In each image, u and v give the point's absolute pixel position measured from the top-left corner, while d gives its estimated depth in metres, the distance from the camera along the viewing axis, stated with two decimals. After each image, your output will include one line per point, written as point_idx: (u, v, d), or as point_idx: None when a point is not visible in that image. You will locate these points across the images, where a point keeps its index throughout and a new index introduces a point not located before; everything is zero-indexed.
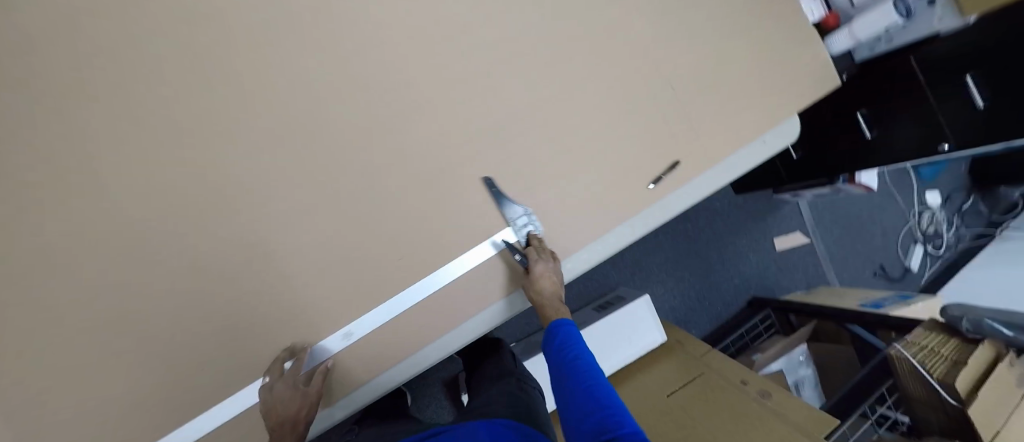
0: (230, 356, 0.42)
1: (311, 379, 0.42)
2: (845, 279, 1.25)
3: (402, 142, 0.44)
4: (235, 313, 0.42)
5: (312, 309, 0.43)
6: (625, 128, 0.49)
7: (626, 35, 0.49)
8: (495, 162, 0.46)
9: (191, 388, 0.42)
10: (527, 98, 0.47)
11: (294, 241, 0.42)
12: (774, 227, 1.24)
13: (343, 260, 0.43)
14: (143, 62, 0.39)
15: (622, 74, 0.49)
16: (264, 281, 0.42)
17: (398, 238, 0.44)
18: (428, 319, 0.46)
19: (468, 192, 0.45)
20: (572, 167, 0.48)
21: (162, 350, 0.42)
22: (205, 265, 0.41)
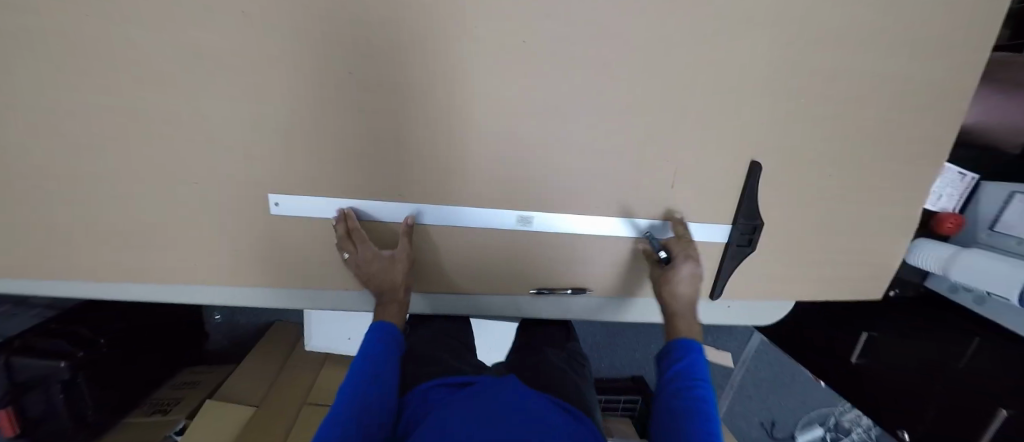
0: (322, 186, 0.59)
1: (352, 234, 0.60)
2: (733, 410, 1.43)
3: (487, 93, 0.54)
4: (314, 138, 0.56)
5: (400, 156, 0.57)
6: (685, 200, 0.62)
7: (680, 123, 0.57)
8: (572, 155, 0.58)
9: (301, 200, 0.60)
10: (590, 111, 0.56)
11: (397, 92, 0.53)
12: (715, 336, 1.41)
13: (472, 144, 0.57)
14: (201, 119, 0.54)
15: (678, 154, 0.59)
16: (343, 114, 0.54)
17: (515, 159, 0.58)
18: (571, 243, 0.65)
19: (562, 165, 0.59)
20: (636, 199, 0.61)
21: (259, 179, 0.58)
22: (284, 111, 0.54)
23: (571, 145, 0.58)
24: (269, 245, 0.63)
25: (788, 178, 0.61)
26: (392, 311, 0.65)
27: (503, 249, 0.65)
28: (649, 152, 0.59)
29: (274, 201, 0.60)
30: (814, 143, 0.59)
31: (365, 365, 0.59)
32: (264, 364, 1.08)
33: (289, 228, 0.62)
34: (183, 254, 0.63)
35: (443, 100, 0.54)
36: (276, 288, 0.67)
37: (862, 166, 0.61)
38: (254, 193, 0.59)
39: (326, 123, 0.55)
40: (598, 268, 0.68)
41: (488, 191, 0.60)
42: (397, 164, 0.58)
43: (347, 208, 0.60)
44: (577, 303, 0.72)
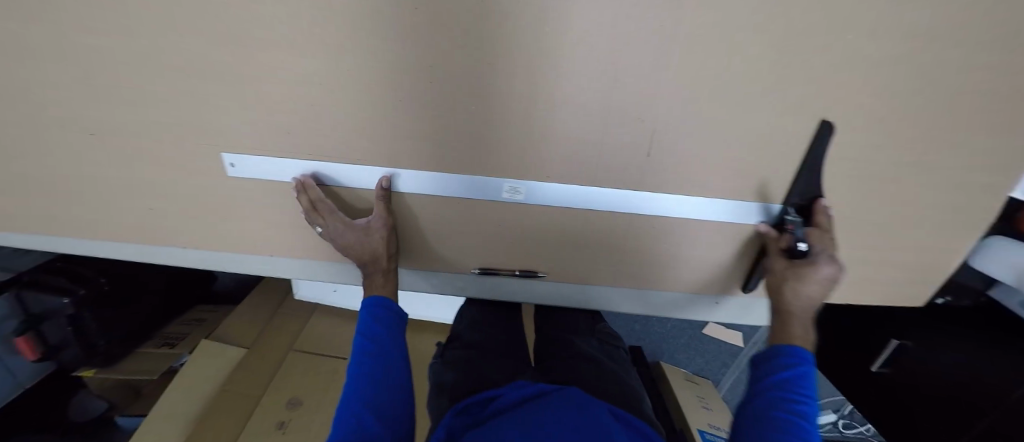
0: (195, 141, 0.48)
1: (315, 206, 0.49)
2: (737, 388, 1.29)
3: (358, 14, 0.37)
4: (161, 81, 0.43)
5: (273, 103, 0.43)
6: (664, 173, 0.45)
7: (656, 64, 0.38)
8: (499, 104, 0.41)
9: (178, 156, 0.49)
10: (515, 42, 0.37)
11: (239, 15, 0.38)
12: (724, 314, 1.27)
13: (359, 88, 0.41)
14: (24, 59, 0.43)
15: (655, 108, 0.40)
16: (183, 48, 0.41)
17: (423, 108, 0.42)
18: (573, 220, 0.49)
19: (488, 117, 0.42)
20: (593, 165, 0.45)
21: (121, 134, 0.48)
22: (110, 45, 0.41)
23: (508, 75, 0.39)
24: (167, 195, 0.53)
25: (840, 133, 0.41)
26: (379, 284, 0.55)
27: (477, 216, 0.51)
28: (628, 89, 0.39)
29: (229, 161, 0.49)
30: (900, 76, 0.37)
31: (367, 348, 0.51)
32: (258, 309, 1.12)
33: (179, 176, 0.51)
34: (83, 214, 0.57)
35: (304, 26, 0.38)
36: (191, 242, 0.59)
37: (968, 116, 0.39)
38: (123, 150, 0.49)
39: (167, 59, 0.41)
40: (644, 254, 0.52)
41: (399, 138, 0.45)
42: (276, 98, 0.43)
43: (303, 175, 0.49)
44: (603, 293, 0.56)
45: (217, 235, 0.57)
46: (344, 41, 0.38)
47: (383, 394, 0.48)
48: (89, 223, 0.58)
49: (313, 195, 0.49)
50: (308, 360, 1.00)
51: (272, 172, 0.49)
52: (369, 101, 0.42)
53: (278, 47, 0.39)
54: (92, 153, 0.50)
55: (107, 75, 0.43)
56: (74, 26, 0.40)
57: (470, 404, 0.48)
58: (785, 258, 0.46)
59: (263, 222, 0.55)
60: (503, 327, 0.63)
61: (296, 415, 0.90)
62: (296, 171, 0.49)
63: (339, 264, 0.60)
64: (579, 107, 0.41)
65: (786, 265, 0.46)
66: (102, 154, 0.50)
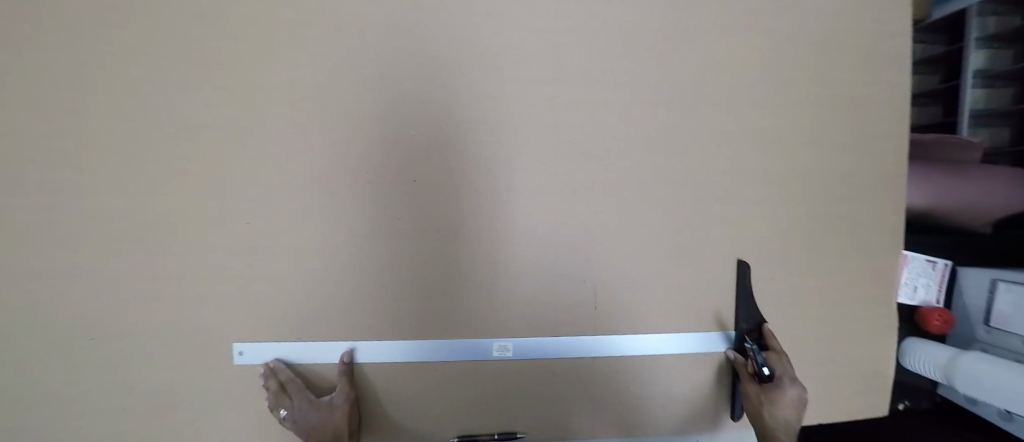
0: (193, 335, 0.53)
1: (282, 389, 0.51)
2: None
3: (358, 226, 0.51)
4: (182, 286, 0.52)
5: (277, 296, 0.52)
6: (610, 316, 0.53)
7: (580, 236, 0.52)
8: (466, 277, 0.52)
9: (170, 352, 0.53)
10: (475, 233, 0.52)
11: (267, 234, 0.51)
12: None
13: (352, 278, 0.52)
14: (61, 281, 0.51)
15: (589, 266, 0.52)
16: (212, 261, 0.51)
17: (404, 288, 0.52)
18: (543, 371, 0.54)
19: (458, 289, 0.52)
20: (550, 318, 0.52)
21: (120, 338, 0.52)
22: (149, 262, 0.51)
23: (478, 255, 0.52)
24: (144, 398, 0.53)
25: (741, 265, 0.53)
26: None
27: (453, 379, 0.53)
28: (569, 256, 0.52)
29: (238, 349, 0.53)
30: (747, 226, 0.53)
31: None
32: None
33: (161, 367, 0.53)
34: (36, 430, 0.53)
35: (316, 238, 0.51)
36: None
37: (813, 249, 0.54)
38: (117, 351, 0.52)
39: (194, 270, 0.52)
40: (617, 397, 0.54)
41: (383, 314, 0.52)
42: (284, 290, 0.52)
43: (274, 360, 0.52)
44: None
45: (171, 434, 0.54)
46: (352, 242, 0.51)
47: None
48: (21, 433, 0.53)
49: (280, 376, 0.51)
50: None
51: (253, 355, 0.53)
52: (360, 286, 0.52)
53: (299, 250, 0.51)
54: (80, 354, 0.52)
55: (134, 282, 0.51)
56: (124, 251, 0.51)
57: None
58: (756, 382, 0.48)
59: (230, 411, 0.54)
60: None
61: None
62: (276, 355, 0.52)
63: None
64: (530, 272, 0.52)
65: (758, 390, 0.48)
66: (90, 358, 0.52)
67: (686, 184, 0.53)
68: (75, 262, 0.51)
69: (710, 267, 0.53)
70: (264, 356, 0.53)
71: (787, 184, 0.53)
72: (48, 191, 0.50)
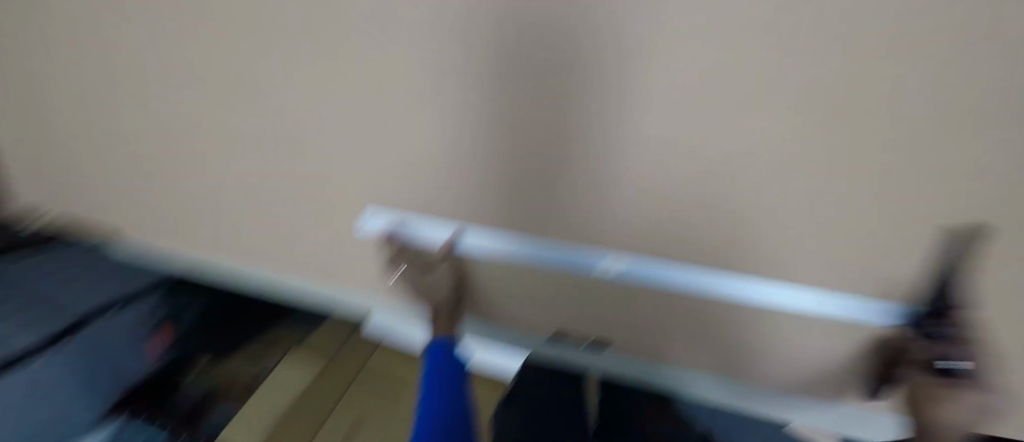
0: (333, 190, 0.58)
1: (401, 250, 0.59)
2: None
3: (476, 104, 0.45)
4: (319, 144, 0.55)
5: (400, 168, 0.53)
6: (755, 263, 0.43)
7: (755, 155, 0.37)
8: (589, 180, 0.45)
9: (318, 200, 0.60)
10: (610, 131, 0.41)
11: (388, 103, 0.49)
12: None
13: (469, 161, 0.49)
14: (236, 125, 0.59)
15: (750, 196, 0.39)
16: (341, 124, 0.52)
17: (520, 179, 0.48)
18: (653, 295, 0.50)
19: (576, 190, 0.46)
20: (676, 245, 0.45)
21: (282, 181, 0.61)
22: (294, 118, 0.55)
23: (597, 154, 0.43)
24: (306, 232, 0.65)
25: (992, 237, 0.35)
26: (440, 328, 0.59)
27: (557, 280, 0.53)
28: (717, 168, 0.39)
29: (371, 212, 0.58)
30: None
31: (434, 381, 0.54)
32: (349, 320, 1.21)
33: (309, 214, 0.62)
34: (244, 238, 0.71)
35: (434, 113, 0.47)
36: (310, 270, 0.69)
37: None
38: (281, 192, 0.62)
39: (328, 130, 0.54)
40: (729, 340, 0.50)
41: (490, 201, 0.51)
42: (399, 163, 0.52)
43: (392, 226, 0.58)
44: (682, 375, 0.55)
45: (327, 262, 0.66)
46: (459, 123, 0.46)
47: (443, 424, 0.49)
48: (233, 241, 0.72)
49: (399, 239, 0.58)
50: (378, 380, 1.07)
51: (379, 216, 0.57)
52: (476, 171, 0.49)
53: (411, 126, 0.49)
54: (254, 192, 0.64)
55: (279, 135, 0.57)
56: (274, 105, 0.55)
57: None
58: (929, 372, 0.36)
59: (362, 261, 0.63)
60: None
61: (359, 430, 0.99)
62: (402, 220, 0.56)
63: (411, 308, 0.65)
64: (667, 188, 0.42)
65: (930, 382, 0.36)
66: (266, 193, 0.64)
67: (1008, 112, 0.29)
68: (242, 111, 0.57)
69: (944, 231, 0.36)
70: (388, 218, 0.57)
71: None
72: (215, 39, 0.54)
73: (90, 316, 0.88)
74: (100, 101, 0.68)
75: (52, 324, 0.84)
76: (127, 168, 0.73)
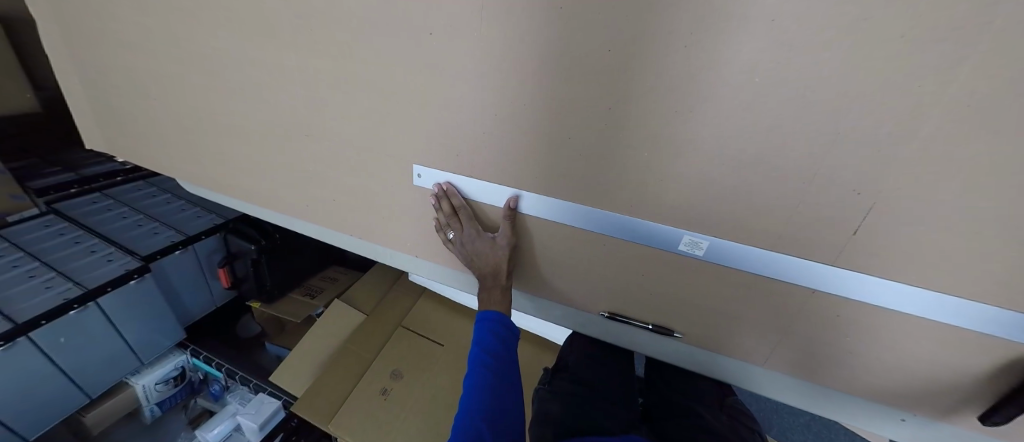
0: (380, 146, 0.54)
1: (452, 214, 0.52)
2: None
3: (553, 52, 0.38)
4: (367, 95, 0.50)
5: (454, 124, 0.47)
6: (881, 255, 0.36)
7: (916, 125, 0.30)
8: (679, 148, 0.38)
9: (364, 157, 0.57)
10: (719, 88, 0.34)
11: (445, 47, 0.42)
12: None
13: (535, 119, 0.42)
14: (278, 71, 0.54)
15: (893, 176, 0.32)
16: (391, 72, 0.47)
17: (594, 143, 0.41)
18: (736, 284, 0.44)
19: (661, 160, 0.39)
20: (777, 229, 0.38)
21: (327, 134, 0.57)
22: (339, 64, 0.49)
23: (696, 125, 0.36)
24: (352, 189, 0.62)
25: None
26: (495, 299, 0.53)
27: (622, 259, 0.48)
28: (848, 151, 0.33)
29: (417, 172, 0.53)
30: None
31: (484, 361, 0.49)
32: (378, 277, 1.28)
33: (358, 173, 0.59)
34: (288, 191, 0.69)
35: (500, 60, 0.40)
36: (354, 227, 0.68)
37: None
38: (325, 145, 0.59)
39: (376, 78, 0.48)
40: (821, 342, 0.43)
41: (556, 172, 0.45)
42: (455, 123, 0.47)
43: (445, 183, 0.52)
44: (753, 373, 0.50)
45: (372, 221, 0.64)
46: (530, 79, 0.40)
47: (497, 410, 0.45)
48: (284, 198, 0.71)
49: (453, 202, 0.52)
50: (411, 338, 1.09)
51: (429, 175, 0.53)
52: (542, 132, 0.43)
53: (471, 81, 0.43)
54: (301, 148, 0.61)
55: (326, 89, 0.53)
56: (317, 49, 0.49)
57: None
58: None
59: (412, 224, 0.61)
60: (616, 371, 0.61)
61: (397, 384, 1.00)
62: (453, 182, 0.51)
63: (459, 273, 0.62)
64: (780, 161, 0.35)
65: None
66: (310, 146, 0.60)
67: None
68: (283, 54, 0.52)
69: None
70: (438, 178, 0.52)
71: None
72: None
73: (156, 255, 0.97)
74: (141, 50, 0.64)
75: (126, 262, 0.93)
76: (171, 114, 0.71)
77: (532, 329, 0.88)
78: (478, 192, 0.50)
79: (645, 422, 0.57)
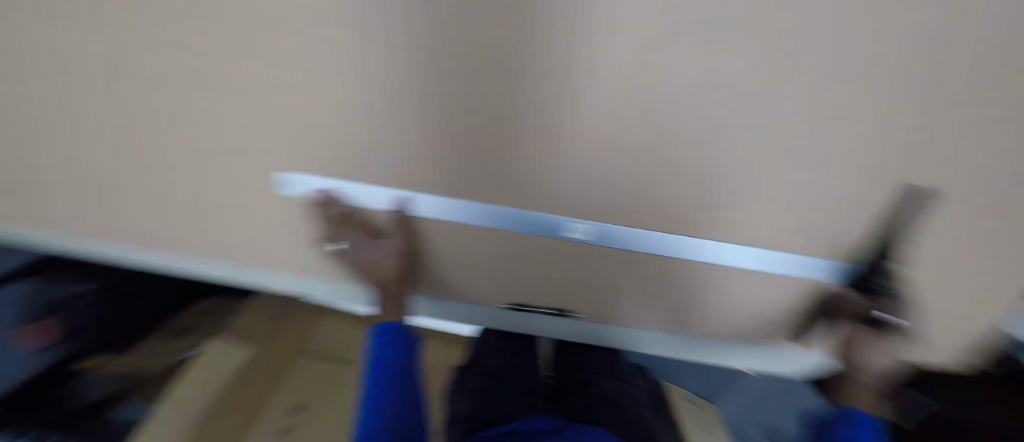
0: (233, 154, 0.46)
1: (332, 224, 0.48)
2: None
3: (422, 48, 0.37)
4: (210, 94, 0.43)
5: (320, 126, 0.42)
6: (717, 223, 0.43)
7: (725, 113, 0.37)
8: (552, 141, 0.40)
9: (213, 167, 0.48)
10: (580, 83, 0.37)
11: (301, 39, 0.38)
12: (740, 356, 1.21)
13: (410, 118, 0.40)
14: (80, 64, 0.43)
15: (716, 157, 0.39)
16: (239, 67, 0.40)
17: (473, 140, 0.41)
18: (615, 262, 0.48)
19: (537, 154, 0.41)
20: (640, 210, 0.43)
21: (159, 142, 0.47)
22: (168, 57, 0.41)
23: (569, 118, 0.38)
24: (200, 208, 0.52)
25: (905, 195, 0.40)
26: (391, 308, 0.51)
27: (514, 252, 0.49)
28: (686, 136, 0.38)
29: (286, 179, 0.47)
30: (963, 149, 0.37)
31: (382, 376, 0.46)
32: (262, 308, 1.07)
33: (209, 188, 0.50)
34: (107, 216, 0.55)
35: (366, 56, 0.38)
36: (210, 252, 0.57)
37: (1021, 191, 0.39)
38: (156, 156, 0.48)
39: (219, 74, 0.41)
40: (684, 301, 0.50)
41: (438, 171, 0.43)
42: (324, 122, 0.42)
43: (319, 190, 0.47)
44: (638, 337, 0.56)
45: (232, 243, 0.55)
46: (404, 75, 0.38)
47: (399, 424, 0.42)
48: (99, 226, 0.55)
49: (330, 210, 0.47)
50: (316, 367, 0.99)
51: (299, 184, 0.47)
52: (419, 131, 0.41)
53: (334, 77, 0.39)
54: (125, 160, 0.49)
55: (156, 86, 0.43)
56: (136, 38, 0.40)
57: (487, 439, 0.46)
58: (858, 324, 0.43)
59: (287, 241, 0.53)
60: (523, 358, 0.63)
61: (301, 420, 0.88)
62: (328, 189, 0.46)
63: (350, 287, 0.58)
64: (634, 149, 0.39)
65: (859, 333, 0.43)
66: (136, 158, 0.49)
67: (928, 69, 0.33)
68: (86, 43, 0.42)
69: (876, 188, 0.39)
70: (310, 187, 0.47)
71: None
72: None
73: None
74: None
75: None
76: None
77: (442, 332, 0.87)
78: (359, 198, 0.47)
79: (552, 402, 0.60)
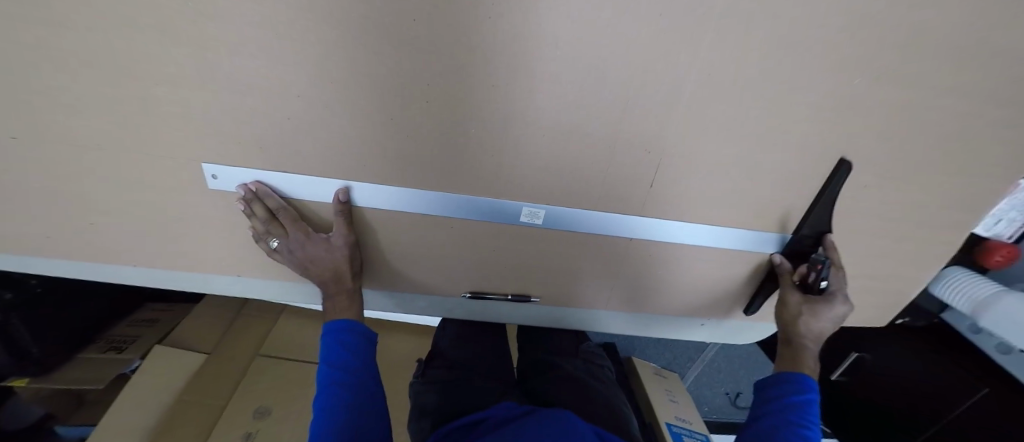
0: (145, 144, 0.41)
1: (271, 218, 0.44)
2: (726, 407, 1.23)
3: (349, 23, 0.33)
4: (103, 76, 0.37)
5: (244, 111, 0.38)
6: (669, 201, 0.43)
7: (677, 90, 0.36)
8: (501, 122, 0.38)
9: (123, 160, 0.42)
10: (527, 60, 0.34)
11: (204, 12, 0.32)
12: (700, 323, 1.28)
13: (347, 100, 0.37)
14: None
15: (667, 134, 0.39)
16: (131, 45, 0.34)
17: (418, 124, 0.39)
18: (574, 243, 0.48)
19: (487, 136, 0.39)
20: (594, 191, 0.43)
21: (51, 134, 0.41)
22: (37, 33, 0.34)
23: (513, 99, 0.37)
24: (118, 205, 0.47)
25: (847, 170, 0.41)
26: (342, 306, 0.48)
27: (471, 238, 0.47)
28: (637, 114, 0.37)
29: (211, 172, 0.43)
30: (901, 122, 0.38)
31: (334, 377, 0.44)
32: (212, 311, 1.00)
33: (125, 183, 0.44)
34: (4, 218, 0.48)
35: (287, 31, 0.33)
36: (136, 253, 0.52)
37: (943, 165, 0.41)
38: (52, 148, 0.42)
39: (107, 53, 0.35)
40: (642, 279, 0.51)
41: (384, 156, 0.41)
42: (246, 108, 0.38)
43: (253, 182, 0.43)
44: (599, 316, 0.57)
45: (163, 240, 0.50)
46: (330, 54, 0.34)
47: (356, 423, 0.41)
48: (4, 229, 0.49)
49: (267, 203, 0.43)
50: (278, 365, 0.92)
51: (229, 175, 0.43)
52: (358, 114, 0.38)
53: (253, 55, 0.35)
54: (9, 157, 0.42)
55: (25, 68, 0.36)
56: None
57: (453, 430, 0.46)
58: (800, 292, 0.46)
59: (223, 237, 0.49)
60: (488, 344, 0.63)
61: (265, 425, 0.82)
62: (262, 180, 0.42)
63: (301, 283, 0.55)
64: (586, 128, 0.39)
65: (800, 300, 0.45)
66: (25, 152, 0.42)
67: (874, 45, 0.33)
68: None
69: (818, 163, 0.40)
70: (242, 178, 0.43)
71: (1007, 79, 0.34)
72: None
73: None
74: None
75: None
76: None
77: (408, 321, 0.85)
78: (300, 189, 0.43)
79: (518, 384, 0.61)
